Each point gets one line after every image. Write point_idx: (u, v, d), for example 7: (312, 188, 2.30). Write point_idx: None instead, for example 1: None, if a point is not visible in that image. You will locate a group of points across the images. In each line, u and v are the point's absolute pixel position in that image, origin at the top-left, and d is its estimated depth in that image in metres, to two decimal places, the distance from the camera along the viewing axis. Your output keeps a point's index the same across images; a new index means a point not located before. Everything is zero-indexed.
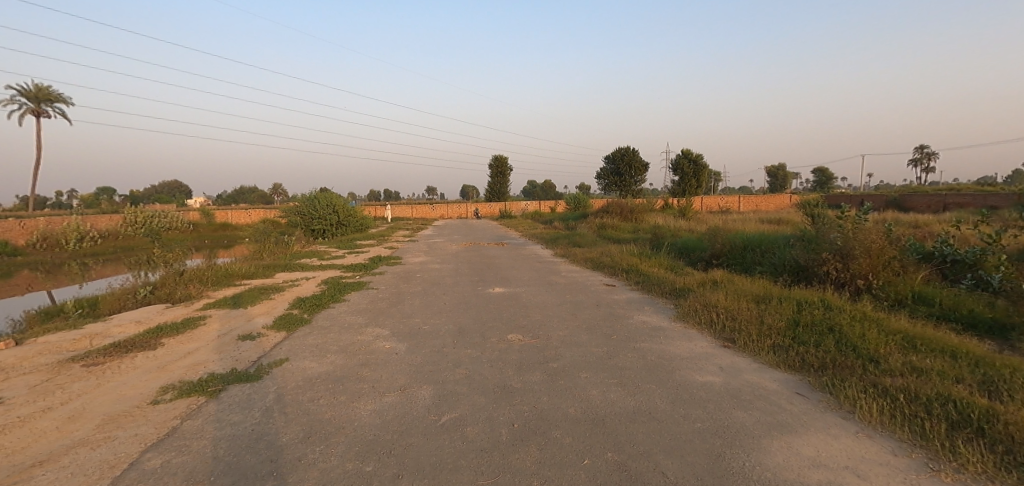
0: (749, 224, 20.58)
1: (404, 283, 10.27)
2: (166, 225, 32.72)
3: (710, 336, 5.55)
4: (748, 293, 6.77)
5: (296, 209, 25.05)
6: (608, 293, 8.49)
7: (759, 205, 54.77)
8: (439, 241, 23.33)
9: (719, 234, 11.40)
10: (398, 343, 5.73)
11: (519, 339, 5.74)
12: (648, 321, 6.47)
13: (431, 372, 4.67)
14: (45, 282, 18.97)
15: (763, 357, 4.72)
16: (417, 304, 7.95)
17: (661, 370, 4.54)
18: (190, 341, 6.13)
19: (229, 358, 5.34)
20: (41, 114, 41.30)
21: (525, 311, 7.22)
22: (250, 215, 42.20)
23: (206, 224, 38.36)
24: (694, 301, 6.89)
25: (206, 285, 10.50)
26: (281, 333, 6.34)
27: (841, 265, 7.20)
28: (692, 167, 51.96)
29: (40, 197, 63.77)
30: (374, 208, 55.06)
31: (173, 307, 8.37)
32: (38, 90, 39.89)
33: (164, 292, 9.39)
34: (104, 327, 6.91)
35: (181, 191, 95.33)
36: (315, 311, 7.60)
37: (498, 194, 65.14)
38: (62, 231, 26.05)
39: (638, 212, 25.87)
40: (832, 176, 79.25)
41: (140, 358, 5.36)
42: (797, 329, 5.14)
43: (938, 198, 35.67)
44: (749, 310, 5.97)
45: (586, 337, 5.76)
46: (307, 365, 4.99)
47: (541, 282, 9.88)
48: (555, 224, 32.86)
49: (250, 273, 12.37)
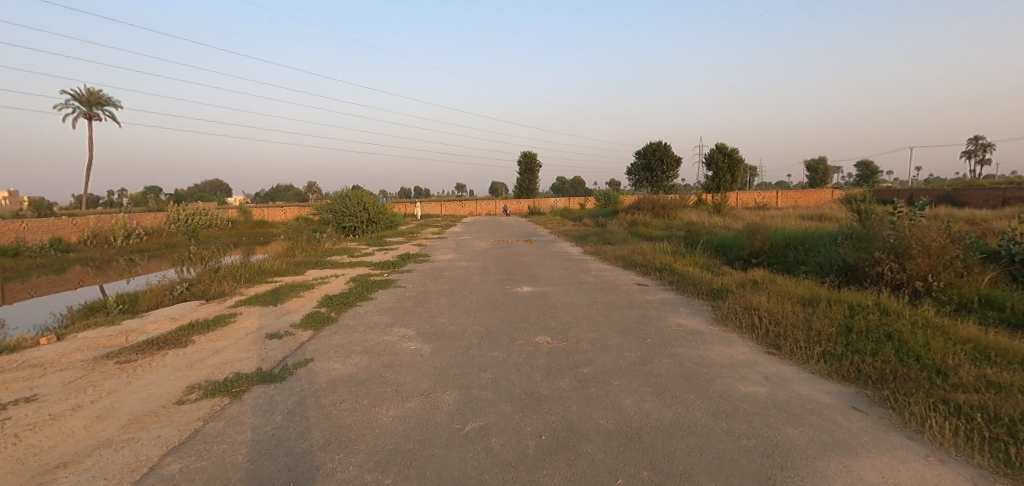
0: (790, 220, 19.56)
1: (431, 282, 10.20)
2: (207, 222, 34.19)
3: (752, 341, 5.18)
4: (792, 295, 6.33)
5: (328, 207, 25.58)
6: (640, 293, 8.14)
7: (798, 200, 52.31)
8: (467, 238, 23.29)
9: (759, 231, 10.80)
10: (424, 344, 5.61)
11: (547, 341, 5.52)
12: (684, 324, 6.13)
13: (456, 376, 4.51)
14: (97, 277, 20.08)
15: (812, 365, 4.34)
16: (443, 303, 7.84)
17: (700, 379, 4.22)
18: (220, 338, 6.22)
19: (255, 357, 5.36)
20: (94, 118, 43.77)
21: (553, 312, 6.99)
22: (284, 212, 43.50)
23: (244, 221, 39.82)
24: (734, 303, 6.49)
25: (239, 282, 10.76)
26: (308, 331, 6.34)
27: (897, 265, 6.63)
28: (727, 160, 50.37)
29: (93, 196, 67.85)
30: (402, 205, 55.82)
31: (208, 304, 8.59)
32: (89, 94, 42.30)
33: (199, 288, 9.66)
34: (141, 323, 7.13)
35: (220, 189, 99.59)
36: (342, 310, 7.60)
37: (524, 190, 64.82)
38: (112, 229, 27.52)
39: (671, 208, 25.06)
40: (877, 170, 74.98)
41: (170, 356, 5.45)
42: (850, 336, 4.70)
43: (997, 192, 33.04)
44: (795, 313, 5.55)
45: (619, 340, 5.48)
46: (331, 366, 4.93)
47: (570, 281, 9.60)
48: (584, 220, 32.33)
49: (281, 270, 12.62)
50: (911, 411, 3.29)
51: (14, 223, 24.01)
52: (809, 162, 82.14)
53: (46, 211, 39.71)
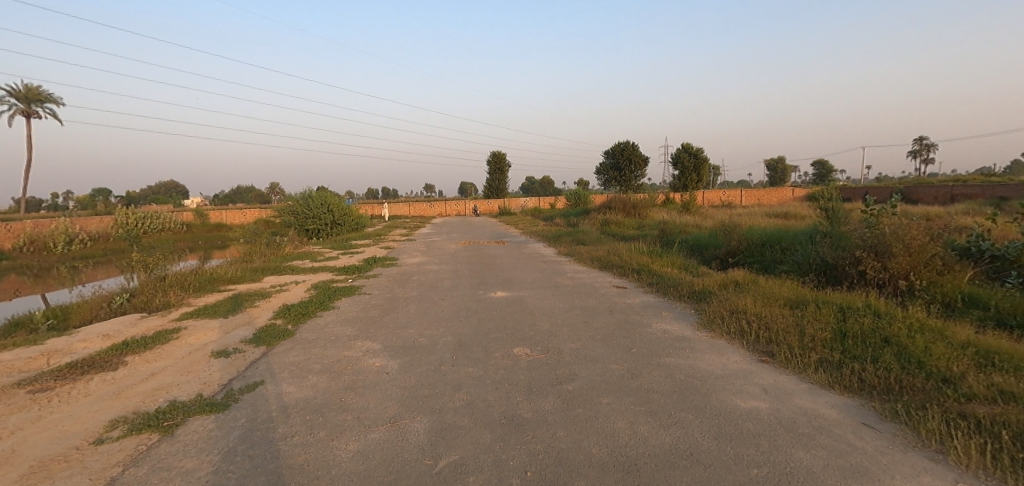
0: (757, 218, 19.92)
1: (399, 288, 9.59)
2: (159, 226, 32.06)
3: (743, 348, 4.90)
4: (777, 296, 6.14)
5: (289, 209, 24.37)
6: (620, 296, 7.85)
7: (762, 199, 53.95)
8: (438, 240, 22.66)
9: (735, 230, 10.73)
10: (390, 360, 5.07)
11: (527, 354, 5.09)
12: (669, 330, 5.81)
13: (428, 398, 4.01)
14: (32, 286, 18.35)
15: (811, 375, 4.08)
16: (412, 312, 7.28)
17: (695, 394, 3.88)
18: (157, 358, 5.44)
19: (196, 381, 4.67)
20: (31, 115, 40.42)
21: (530, 319, 6.57)
22: (244, 215, 41.39)
23: (200, 225, 37.60)
24: (718, 306, 6.24)
25: (187, 292, 9.82)
26: (260, 348, 5.68)
27: (878, 264, 6.55)
28: (693, 160, 51.43)
29: (34, 198, 62.95)
30: (373, 206, 54.37)
31: (149, 317, 7.70)
32: (27, 90, 39.09)
33: (141, 300, 8.71)
34: (66, 342, 6.24)
35: (177, 190, 94.85)
36: (300, 322, 6.93)
37: (496, 190, 64.42)
38: (51, 234, 25.34)
39: (642, 208, 25.15)
40: (832, 170, 78.88)
41: (95, 382, 4.68)
42: (846, 341, 4.47)
43: (944, 189, 35.00)
44: (784, 316, 5.32)
45: (603, 351, 5.10)
46: (283, 390, 4.32)
47: (546, 285, 9.19)
48: (556, 221, 32.15)
49: (236, 278, 11.68)
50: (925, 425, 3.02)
51: None
52: (770, 162, 85.40)
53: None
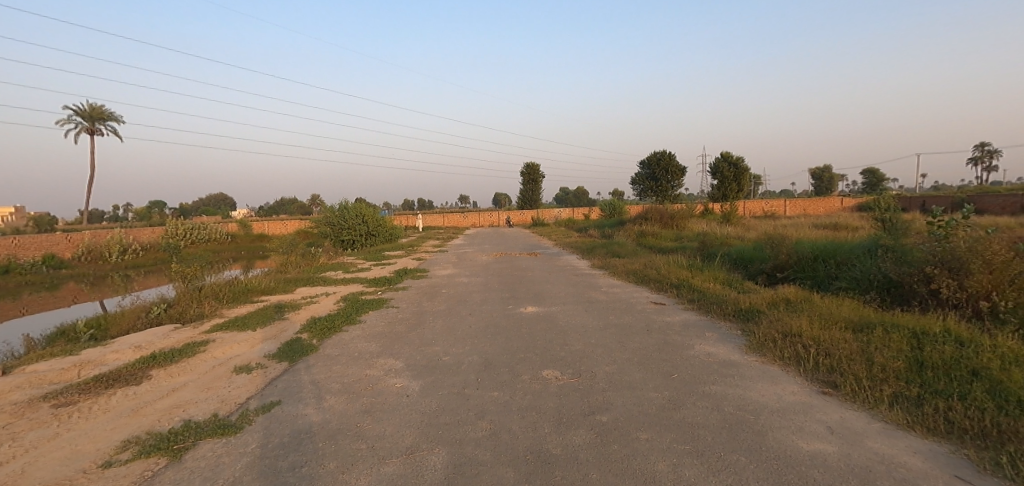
0: (806, 230, 18.70)
1: (427, 301, 9.40)
2: (204, 236, 33.71)
3: (800, 378, 4.34)
4: (836, 318, 5.52)
5: (325, 220, 25.00)
6: (658, 314, 7.35)
7: (807, 208, 51.09)
8: (469, 251, 22.58)
9: (783, 243, 9.96)
10: (411, 381, 4.82)
11: (556, 378, 4.70)
12: (714, 354, 5.29)
13: (447, 426, 3.71)
14: (90, 293, 19.53)
15: (884, 412, 3.48)
16: (438, 328, 7.04)
17: (748, 432, 3.38)
18: (180, 372, 5.41)
19: (213, 399, 4.56)
20: (96, 133, 43.77)
21: (561, 338, 6.18)
22: (284, 226, 42.98)
23: (243, 235, 39.27)
24: (768, 328, 5.67)
25: (222, 302, 10.04)
26: (282, 364, 5.58)
27: (955, 283, 5.78)
28: (732, 168, 49.51)
29: (98, 210, 67.98)
30: (406, 217, 55.43)
31: (182, 328, 7.83)
32: (93, 111, 42.44)
33: (177, 310, 8.93)
34: (100, 353, 6.37)
35: (224, 202, 100.32)
36: (325, 336, 6.81)
37: (527, 201, 64.39)
38: (107, 244, 27.07)
39: (679, 218, 24.22)
40: (882, 177, 74.42)
41: (116, 398, 4.66)
42: (925, 373, 3.84)
43: (1016, 198, 32.05)
44: (847, 341, 4.72)
45: (640, 376, 4.65)
46: (298, 413, 4.12)
47: (578, 300, 8.76)
48: (589, 232, 31.49)
49: (269, 289, 11.90)
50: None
51: (6, 240, 23.59)
52: (814, 171, 81.52)
53: (47, 226, 39.61)
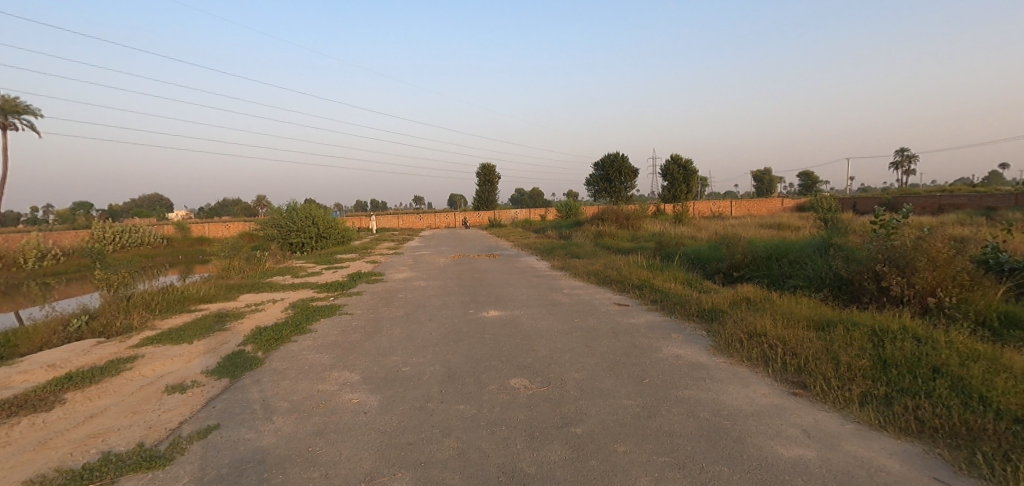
0: (752, 229, 19.66)
1: (384, 307, 8.92)
2: (136, 240, 30.91)
3: (770, 380, 4.40)
4: (797, 318, 5.69)
5: (272, 222, 23.53)
6: (622, 315, 7.32)
7: (753, 209, 54.08)
8: (428, 254, 22.02)
9: (739, 243, 10.28)
10: (369, 395, 4.44)
11: (525, 387, 4.48)
12: (682, 356, 5.27)
13: (412, 447, 3.39)
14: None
15: (855, 413, 3.56)
16: (396, 336, 6.65)
17: (726, 439, 3.30)
18: (102, 394, 4.66)
19: (140, 425, 3.92)
20: (6, 127, 39.19)
21: (527, 344, 5.98)
22: (228, 228, 40.27)
23: (181, 239, 36.37)
24: (734, 328, 5.74)
25: (153, 313, 9.07)
26: (222, 381, 5.01)
27: (903, 281, 6.10)
28: (682, 171, 51.67)
29: (12, 213, 61.09)
30: (360, 218, 53.69)
31: (104, 343, 6.92)
32: (3, 101, 38.02)
33: (98, 323, 7.94)
34: (2, 375, 5.40)
35: (161, 203, 93.21)
36: (271, 348, 6.23)
37: (487, 202, 64.08)
38: (19, 250, 24.19)
39: (635, 219, 24.77)
40: (817, 180, 80.20)
41: (20, 428, 3.83)
42: (889, 373, 3.96)
43: (933, 200, 35.34)
44: (811, 343, 4.86)
45: (612, 383, 4.52)
46: (241, 437, 3.64)
47: (542, 303, 8.61)
48: (548, 232, 31.71)
49: (209, 297, 10.92)
50: (1011, 470, 2.48)
51: None
52: (757, 174, 86.60)
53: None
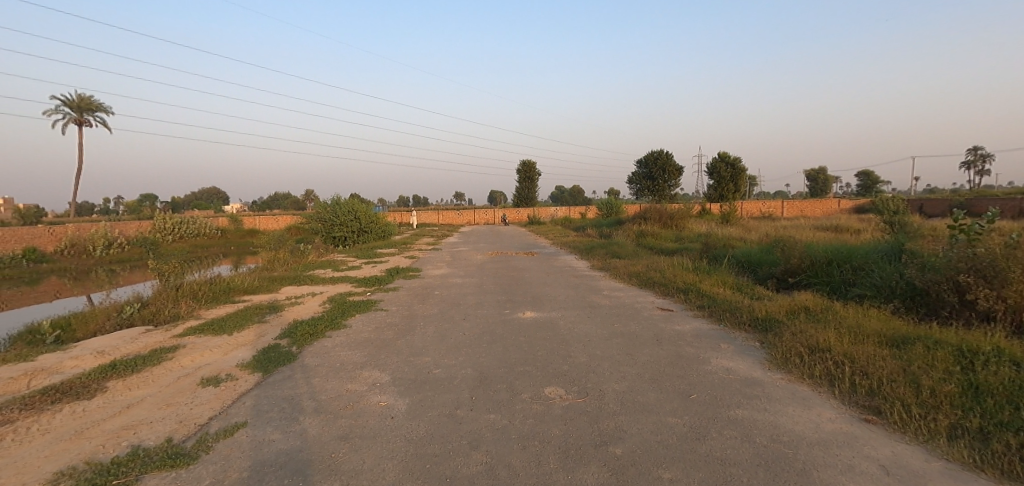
0: (807, 232, 18.30)
1: (418, 304, 8.85)
2: (193, 231, 32.95)
3: (835, 404, 3.88)
4: (867, 335, 5.08)
5: (316, 216, 24.31)
6: (666, 322, 6.87)
7: (805, 209, 50.84)
8: (464, 250, 22.02)
9: (795, 246, 9.48)
10: (397, 398, 4.29)
11: (560, 397, 4.19)
12: (734, 370, 4.82)
13: (436, 460, 3.17)
14: (73, 288, 18.79)
15: (944, 447, 2.97)
16: (429, 335, 6.51)
17: (792, 472, 2.88)
18: (141, 384, 4.75)
19: (171, 418, 3.93)
20: (84, 124, 42.70)
21: (563, 349, 5.68)
22: (276, 221, 42.15)
23: (233, 230, 38.40)
24: (792, 341, 5.22)
25: (201, 302, 9.45)
26: (256, 375, 5.03)
27: (994, 293, 5.32)
28: (731, 169, 49.28)
29: (89, 204, 66.91)
30: (400, 213, 54.76)
31: (152, 331, 7.20)
32: (81, 101, 41.49)
33: (150, 311, 8.32)
34: (58, 360, 5.64)
35: (216, 196, 99.24)
36: (306, 343, 6.26)
37: (524, 199, 63.82)
38: (91, 238, 26.25)
39: (678, 219, 23.74)
40: (877, 179, 74.40)
41: (63, 417, 3.92)
42: (984, 402, 3.36)
43: (1016, 201, 31.85)
44: (884, 363, 4.27)
45: (655, 397, 4.15)
46: (266, 437, 3.57)
47: (580, 305, 8.25)
48: (587, 231, 31.04)
49: (252, 288, 11.30)
50: None
51: None
52: (809, 172, 81.55)
53: (33, 216, 38.74)
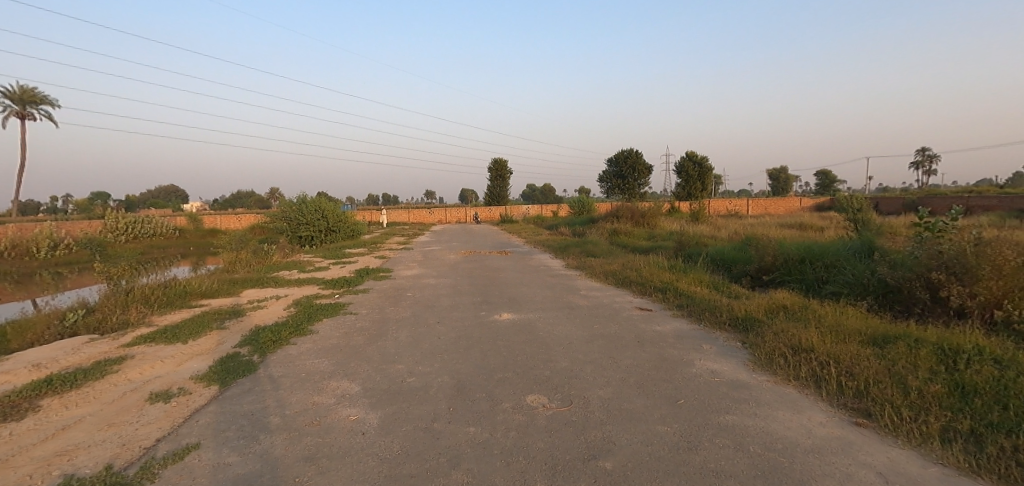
0: (775, 230, 18.83)
1: (390, 307, 8.48)
2: (148, 230, 31.06)
3: (825, 406, 3.83)
4: (848, 334, 5.12)
5: (282, 215, 23.34)
6: (646, 322, 6.79)
7: (769, 207, 52.66)
8: (438, 250, 21.57)
9: (768, 244, 9.62)
10: (369, 411, 3.98)
11: (544, 406, 3.99)
12: (718, 372, 4.74)
13: (414, 481, 2.89)
14: (11, 292, 17.28)
15: (937, 452, 2.92)
16: (402, 340, 6.18)
17: (790, 480, 2.75)
18: (78, 402, 4.23)
19: (112, 441, 3.45)
20: (25, 116, 39.52)
21: (544, 353, 5.48)
22: (240, 220, 40.34)
23: (192, 230, 36.43)
24: (775, 342, 5.21)
25: (152, 308, 8.76)
26: (211, 389, 4.59)
27: (964, 289, 5.46)
28: (698, 168, 50.38)
29: (32, 202, 62.38)
30: (372, 212, 53.43)
31: (96, 341, 6.57)
32: (22, 91, 38.31)
33: (93, 318, 7.62)
34: None
35: (176, 194, 94.52)
36: (269, 352, 5.82)
37: (498, 198, 63.57)
38: (33, 239, 24.30)
39: (651, 217, 24.05)
40: (835, 179, 77.91)
41: None
42: (971, 403, 3.36)
43: (961, 200, 33.97)
44: (869, 364, 4.28)
45: (642, 404, 3.99)
46: (223, 460, 3.20)
47: (558, 305, 8.09)
48: (561, 229, 31.04)
49: (211, 291, 10.61)
50: None
51: None
52: (773, 172, 84.61)
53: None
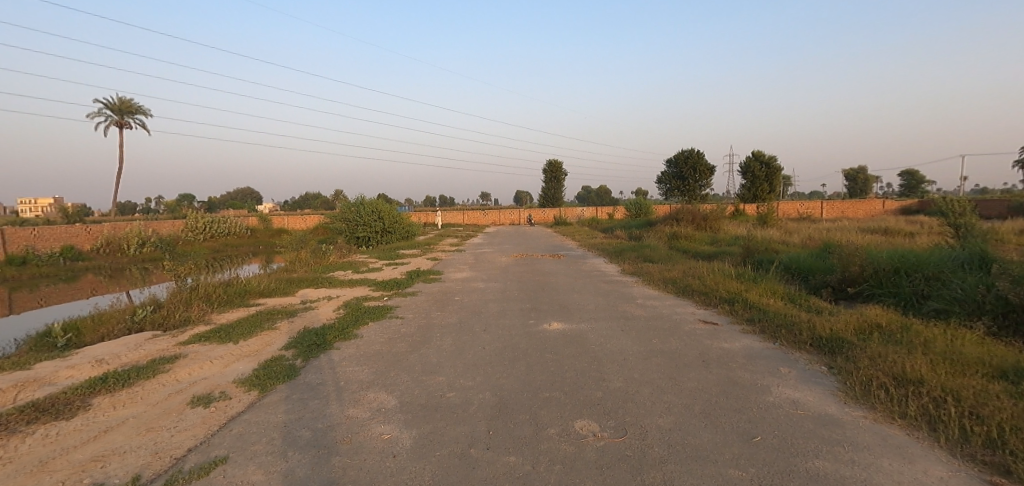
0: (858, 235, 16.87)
1: (436, 312, 8.30)
2: (224, 229, 33.66)
3: (945, 455, 3.06)
4: (967, 364, 4.20)
5: (341, 216, 24.32)
6: (712, 338, 6.09)
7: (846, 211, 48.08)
8: (489, 252, 21.45)
9: (854, 252, 8.45)
10: (403, 430, 3.70)
11: (594, 435, 3.51)
12: (802, 403, 4.02)
13: None
14: (106, 285, 19.22)
15: None
16: (444, 349, 5.91)
17: None
18: (128, 403, 4.32)
19: (147, 448, 3.41)
20: (125, 126, 44.38)
21: (595, 370, 4.98)
22: (304, 220, 42.84)
23: (262, 229, 38.99)
24: (871, 369, 4.39)
25: (214, 305, 9.20)
26: (251, 394, 4.54)
27: None
28: (765, 168, 47.20)
29: (131, 204, 70.30)
30: (426, 213, 54.77)
31: (159, 337, 6.91)
32: (122, 104, 43.21)
33: (159, 314, 8.06)
34: (53, 369, 5.32)
35: (250, 196, 102.60)
36: (312, 356, 5.78)
37: (550, 199, 63.00)
38: (125, 236, 27.10)
39: (713, 220, 22.53)
40: (923, 180, 69.87)
41: (29, 442, 3.47)
42: None
43: None
44: (1001, 404, 3.42)
45: (711, 440, 3.40)
46: (246, 476, 3.02)
47: (612, 315, 7.52)
48: (616, 232, 29.98)
49: (269, 290, 11.04)
50: None
51: (27, 230, 23.75)
52: (849, 171, 77.37)
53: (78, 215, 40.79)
